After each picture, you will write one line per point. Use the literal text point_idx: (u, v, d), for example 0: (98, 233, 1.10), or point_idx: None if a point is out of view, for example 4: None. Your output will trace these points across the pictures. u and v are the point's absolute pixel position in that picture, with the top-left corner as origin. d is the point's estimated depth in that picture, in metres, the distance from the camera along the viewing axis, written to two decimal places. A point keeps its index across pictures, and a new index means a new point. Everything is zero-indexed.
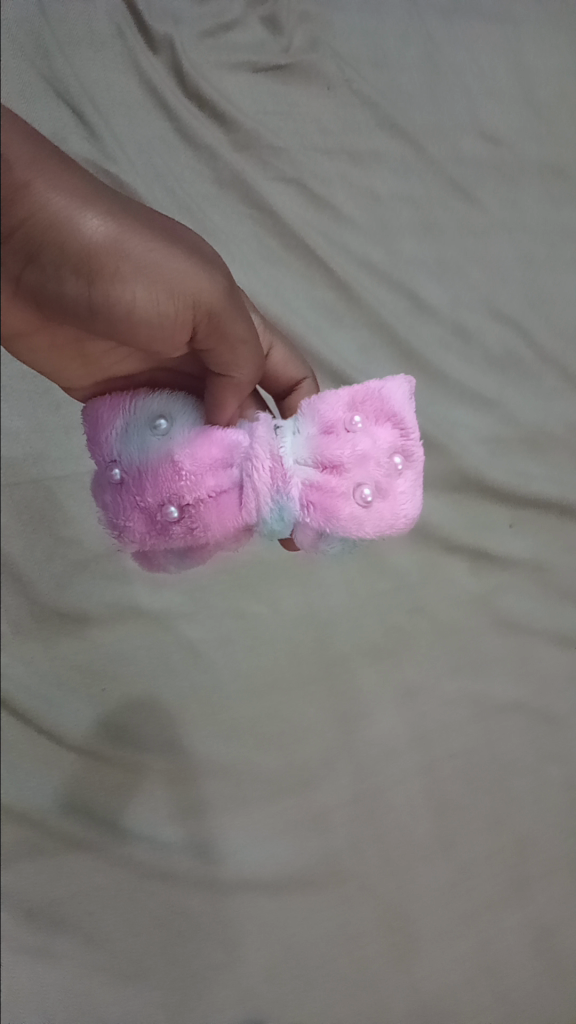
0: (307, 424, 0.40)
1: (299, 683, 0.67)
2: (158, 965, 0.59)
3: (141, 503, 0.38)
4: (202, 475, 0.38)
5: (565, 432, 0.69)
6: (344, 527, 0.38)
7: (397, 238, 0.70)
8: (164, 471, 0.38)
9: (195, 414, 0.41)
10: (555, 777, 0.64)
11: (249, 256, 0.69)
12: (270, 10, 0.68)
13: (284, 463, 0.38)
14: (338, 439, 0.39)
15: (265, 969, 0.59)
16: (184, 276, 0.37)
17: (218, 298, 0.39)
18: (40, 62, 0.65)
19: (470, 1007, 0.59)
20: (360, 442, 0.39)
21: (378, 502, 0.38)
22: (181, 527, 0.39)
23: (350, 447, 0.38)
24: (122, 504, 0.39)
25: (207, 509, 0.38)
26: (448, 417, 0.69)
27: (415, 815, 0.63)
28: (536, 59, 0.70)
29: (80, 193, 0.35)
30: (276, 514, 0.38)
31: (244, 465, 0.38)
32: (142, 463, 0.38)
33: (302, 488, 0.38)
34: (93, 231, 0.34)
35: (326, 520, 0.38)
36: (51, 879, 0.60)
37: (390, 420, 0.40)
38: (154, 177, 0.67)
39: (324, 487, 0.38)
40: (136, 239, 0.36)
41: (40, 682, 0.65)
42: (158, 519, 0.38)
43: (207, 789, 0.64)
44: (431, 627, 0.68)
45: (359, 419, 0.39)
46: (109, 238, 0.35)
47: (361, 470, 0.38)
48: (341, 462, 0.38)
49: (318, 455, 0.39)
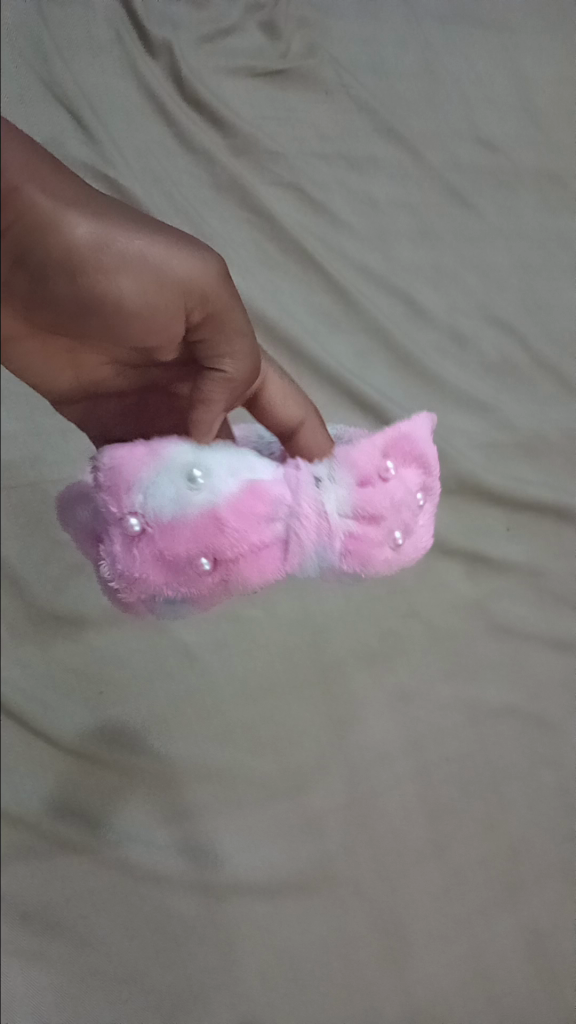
0: (343, 472, 0.39)
1: (294, 686, 0.67)
2: (151, 969, 0.58)
3: (166, 556, 0.35)
4: (246, 530, 0.35)
5: (561, 437, 0.69)
6: (376, 564, 0.39)
7: (394, 244, 0.70)
8: (204, 526, 0.35)
9: (229, 463, 0.37)
10: (550, 781, 0.65)
11: (247, 263, 0.67)
12: (269, 16, 0.69)
13: (328, 516, 0.38)
14: (374, 488, 0.39)
15: (259, 974, 0.58)
16: (170, 266, 0.37)
17: (208, 287, 0.39)
18: (35, 61, 0.62)
19: (463, 1011, 0.59)
20: (395, 490, 0.39)
21: (403, 545, 0.40)
22: (212, 578, 0.36)
23: (387, 497, 0.39)
24: (142, 554, 0.35)
25: (247, 561, 0.36)
26: (445, 422, 0.70)
27: (409, 818, 0.64)
28: (534, 67, 0.70)
29: (59, 192, 0.34)
30: (315, 562, 0.38)
31: (289, 517, 0.37)
32: (174, 515, 0.34)
33: (343, 538, 0.38)
34: (78, 229, 0.33)
35: (363, 566, 0.39)
36: (44, 882, 0.61)
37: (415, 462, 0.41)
38: (152, 179, 0.66)
39: (363, 534, 0.38)
40: (118, 233, 0.35)
41: (36, 684, 0.65)
42: (187, 571, 0.35)
43: (201, 793, 0.64)
44: (426, 629, 0.69)
45: (391, 465, 0.40)
46: (94, 235, 0.34)
47: (394, 515, 0.39)
48: (379, 510, 0.38)
49: (357, 506, 0.38)
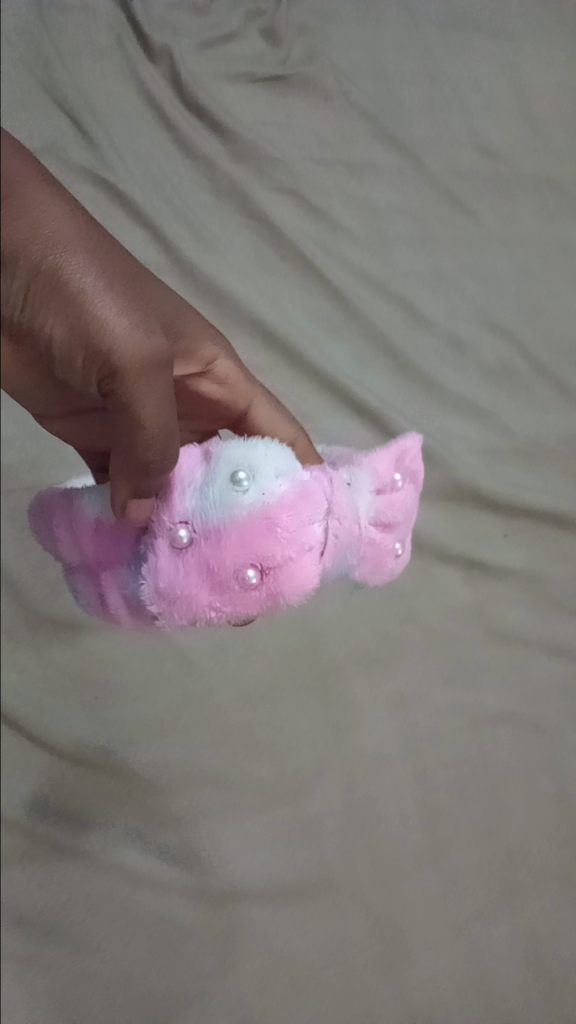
0: (365, 481, 0.41)
1: (292, 691, 0.67)
2: (148, 974, 0.58)
3: (212, 567, 0.35)
4: (292, 533, 0.35)
5: (561, 446, 0.68)
6: (380, 576, 0.43)
7: (393, 250, 0.70)
8: (252, 530, 0.35)
9: (277, 463, 0.37)
10: (547, 788, 0.64)
11: (246, 266, 0.70)
12: (269, 22, 0.69)
13: (362, 523, 0.39)
14: (391, 499, 0.42)
15: (257, 982, 0.58)
16: (126, 325, 0.32)
17: (160, 371, 0.34)
18: (39, 71, 0.64)
19: (458, 1012, 0.59)
20: (404, 502, 0.43)
21: (399, 557, 0.44)
22: (257, 590, 0.36)
23: (399, 509, 0.42)
24: (187, 565, 0.35)
25: (289, 568, 0.35)
26: (443, 428, 0.70)
27: (407, 824, 0.63)
28: (531, 76, 0.70)
29: (49, 198, 0.29)
30: (341, 569, 0.39)
31: (328, 520, 0.37)
32: (221, 521, 0.35)
33: (368, 547, 0.40)
34: (43, 239, 0.28)
35: (371, 572, 0.41)
36: (41, 884, 0.62)
37: (410, 475, 0.45)
38: (152, 185, 0.68)
39: (380, 544, 0.41)
40: (84, 262, 0.30)
41: (35, 690, 0.67)
42: (233, 583, 0.35)
43: (198, 797, 0.64)
44: (423, 636, 0.69)
45: (400, 477, 0.43)
46: (53, 250, 0.28)
47: (401, 527, 0.43)
48: (392, 521, 0.41)
49: (379, 515, 0.41)
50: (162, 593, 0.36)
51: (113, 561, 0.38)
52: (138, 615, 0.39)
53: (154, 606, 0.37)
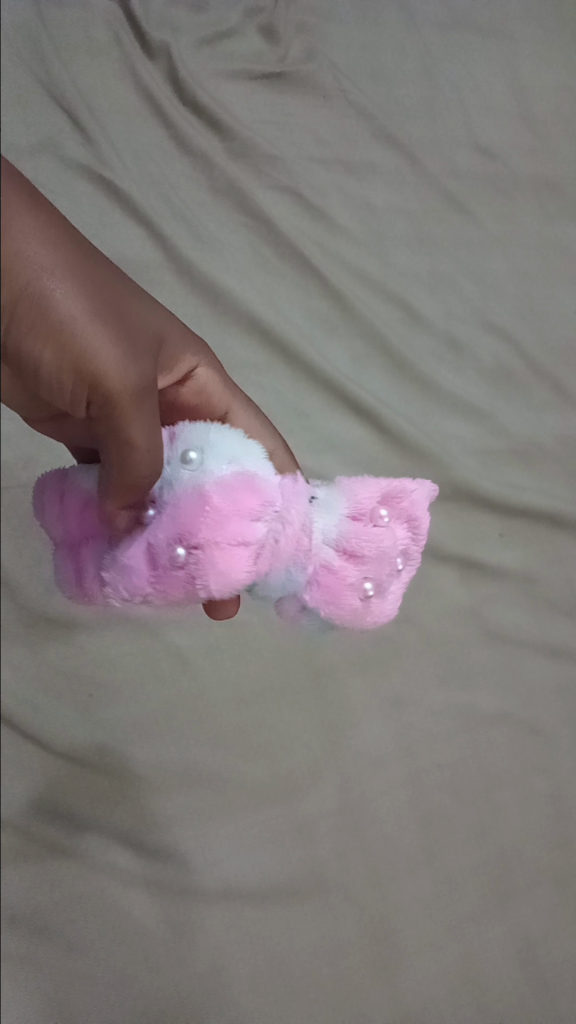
0: (340, 500, 0.40)
1: (286, 695, 0.67)
2: (139, 973, 0.59)
3: (153, 541, 0.37)
4: (220, 520, 0.35)
5: (557, 445, 0.69)
6: (341, 616, 0.40)
7: (391, 250, 0.70)
8: (185, 507, 0.36)
9: (233, 452, 0.39)
10: (541, 790, 0.64)
11: (245, 265, 0.70)
12: (268, 20, 0.69)
13: (312, 539, 0.39)
14: (364, 529, 0.39)
15: (248, 979, 0.59)
16: (89, 343, 0.37)
17: (131, 382, 0.39)
18: (37, 69, 0.66)
19: (450, 1012, 0.59)
20: (382, 538, 0.39)
21: (371, 602, 0.40)
22: (185, 571, 0.36)
23: (372, 542, 0.39)
24: (139, 538, 0.37)
25: (213, 555, 0.35)
26: (440, 429, 0.70)
27: (401, 825, 0.63)
28: (531, 76, 0.70)
29: (35, 230, 0.35)
30: (282, 582, 0.39)
31: (272, 522, 0.37)
32: (169, 497, 0.37)
33: (319, 568, 0.39)
34: (24, 273, 0.34)
35: (327, 605, 0.39)
36: (35, 881, 0.61)
37: (406, 519, 0.41)
38: (149, 183, 0.68)
39: (337, 573, 0.39)
40: (67, 295, 0.36)
41: (27, 688, 0.65)
42: (166, 559, 0.36)
43: (192, 798, 0.63)
44: (420, 637, 0.68)
45: (385, 511, 0.40)
46: (29, 278, 0.34)
47: (373, 565, 0.39)
48: (360, 553, 0.39)
49: (342, 541, 0.39)
50: (113, 562, 0.37)
51: (98, 537, 0.39)
52: (92, 590, 0.39)
53: (104, 577, 0.37)
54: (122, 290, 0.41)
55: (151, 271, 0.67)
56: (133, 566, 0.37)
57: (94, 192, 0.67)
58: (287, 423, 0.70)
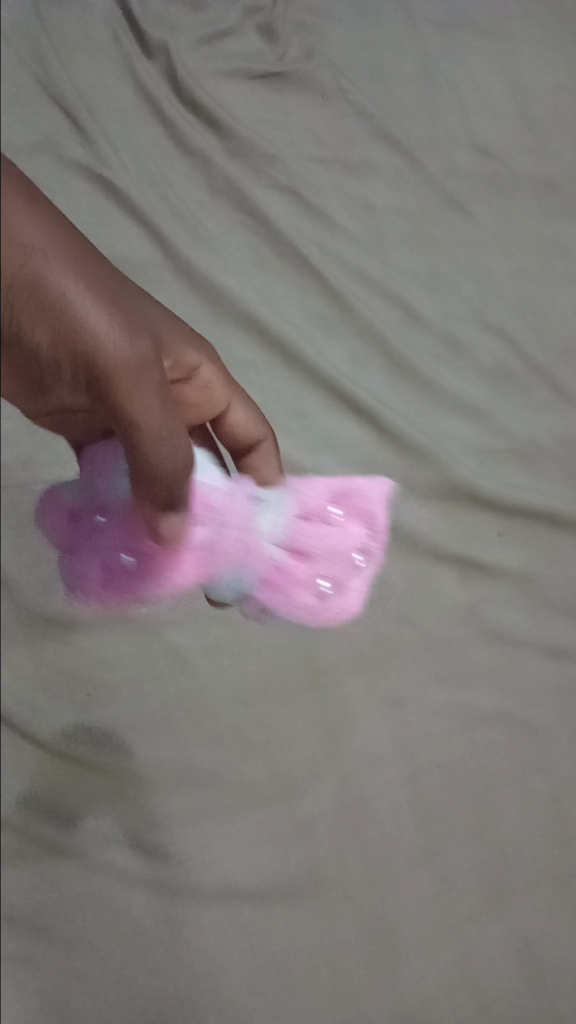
0: (286, 508, 0.56)
1: (284, 695, 0.66)
2: (138, 973, 0.59)
3: None
4: None
5: (555, 444, 0.69)
6: (293, 599, 0.54)
7: (390, 250, 0.70)
8: None
9: None
10: (539, 789, 0.64)
11: (244, 265, 0.70)
12: (267, 19, 0.70)
13: (262, 541, 0.52)
14: (305, 530, 0.54)
15: (247, 978, 0.59)
16: (95, 333, 0.41)
17: (127, 364, 0.44)
18: (36, 67, 0.66)
19: (448, 1011, 0.59)
20: (323, 536, 0.55)
21: (317, 586, 0.54)
22: None
23: (313, 539, 0.54)
24: None
25: None
26: (439, 428, 0.70)
27: (400, 826, 0.63)
28: (530, 75, 0.70)
29: (26, 221, 0.38)
30: (236, 577, 0.53)
31: None
32: None
33: (270, 563, 0.52)
34: (20, 259, 0.36)
35: (279, 591, 0.54)
36: (34, 880, 0.62)
37: (350, 522, 0.57)
38: (147, 182, 0.68)
39: (284, 565, 0.53)
40: (68, 288, 0.39)
41: (26, 687, 0.66)
42: None
43: (191, 798, 0.63)
44: (420, 637, 0.68)
45: (325, 517, 0.56)
46: (32, 272, 0.37)
47: (317, 557, 0.54)
48: (304, 548, 0.53)
49: (287, 540, 0.53)
50: None
51: None
52: None
53: None
54: (117, 291, 0.47)
55: (150, 270, 0.66)
56: None
57: (92, 191, 0.66)
58: (286, 422, 0.69)
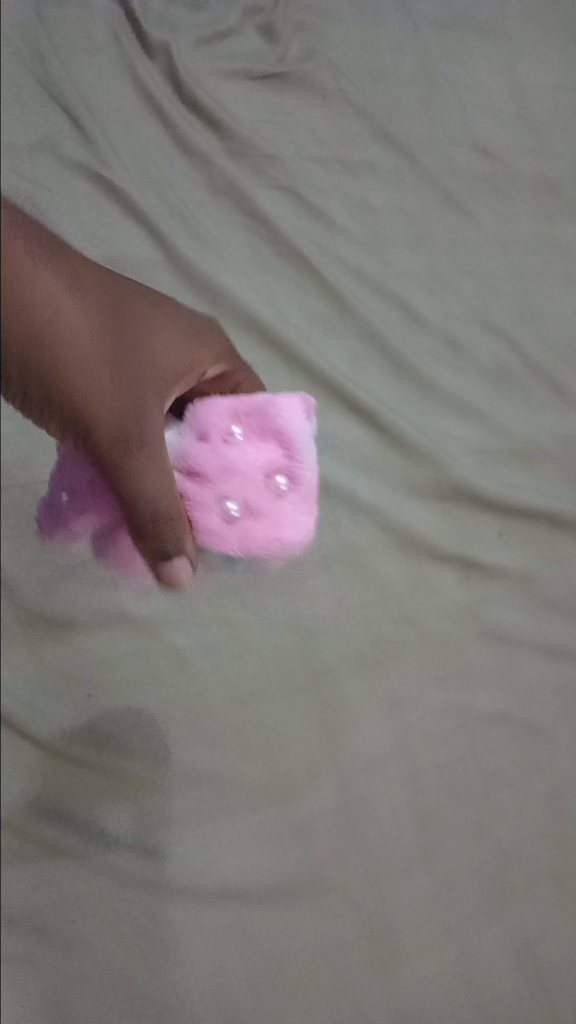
0: (186, 429, 0.52)
1: (283, 695, 0.66)
2: (138, 973, 0.59)
3: None
4: None
5: (555, 444, 0.69)
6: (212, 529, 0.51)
7: (390, 250, 0.70)
8: None
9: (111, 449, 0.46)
10: (540, 789, 0.64)
11: (242, 265, 0.69)
12: (267, 19, 0.70)
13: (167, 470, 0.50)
14: (208, 448, 0.51)
15: (246, 979, 0.59)
16: (95, 396, 0.48)
17: (123, 429, 0.48)
18: (36, 67, 0.66)
19: (448, 1012, 0.59)
20: (229, 455, 0.52)
21: (241, 514, 0.52)
22: None
23: (216, 460, 0.51)
24: None
25: None
26: (439, 429, 0.69)
27: (399, 826, 0.63)
28: (529, 76, 0.71)
29: (54, 296, 0.47)
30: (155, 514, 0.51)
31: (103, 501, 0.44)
32: None
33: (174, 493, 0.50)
34: (35, 324, 0.45)
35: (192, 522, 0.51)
36: (34, 880, 0.62)
37: (274, 435, 0.54)
38: (147, 181, 0.68)
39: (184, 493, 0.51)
40: (74, 351, 0.47)
41: (25, 688, 0.66)
42: None
43: (190, 799, 0.63)
44: (419, 637, 0.68)
45: (236, 431, 0.53)
46: (41, 333, 0.45)
47: (227, 479, 0.51)
48: (204, 470, 0.51)
49: (181, 462, 0.51)
50: None
51: None
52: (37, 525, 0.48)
53: None
54: (138, 352, 0.52)
55: (149, 269, 0.66)
56: None
57: (92, 191, 0.66)
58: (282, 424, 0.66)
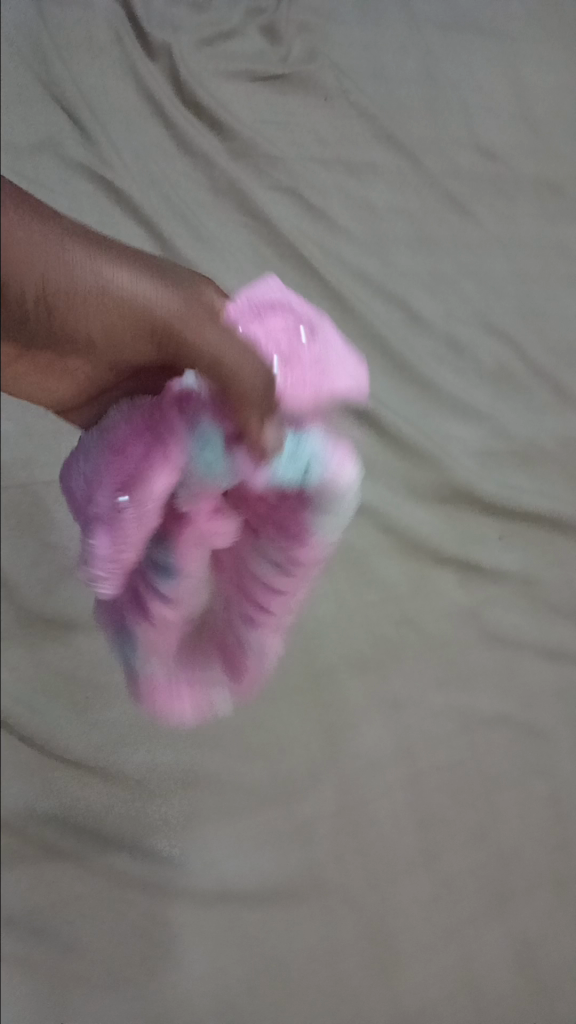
0: None
1: (284, 695, 0.66)
2: (136, 975, 0.59)
3: (106, 504, 0.38)
4: (133, 458, 0.38)
5: (556, 445, 0.69)
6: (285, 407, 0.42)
7: (392, 251, 0.69)
8: (111, 457, 0.38)
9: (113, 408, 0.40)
10: (542, 791, 0.64)
11: (244, 266, 0.68)
12: (269, 20, 0.70)
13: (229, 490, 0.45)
14: None
15: (246, 983, 0.59)
16: (137, 300, 0.36)
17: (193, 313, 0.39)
18: (38, 68, 0.66)
19: (448, 1013, 0.59)
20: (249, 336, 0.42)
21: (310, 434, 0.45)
22: (136, 510, 0.38)
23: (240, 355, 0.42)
24: (110, 518, 0.38)
25: (146, 490, 0.38)
26: (441, 429, 0.69)
27: (399, 828, 0.63)
28: (533, 76, 0.71)
29: None
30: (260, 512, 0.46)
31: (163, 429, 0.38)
32: (101, 461, 0.38)
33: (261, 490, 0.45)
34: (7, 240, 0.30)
35: None
36: (33, 882, 0.60)
37: (278, 305, 0.46)
38: (149, 181, 0.68)
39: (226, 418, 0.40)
40: (77, 254, 0.33)
41: (24, 688, 0.64)
42: (116, 515, 0.38)
43: (186, 800, 0.63)
44: (419, 637, 0.68)
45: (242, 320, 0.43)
46: (24, 250, 0.30)
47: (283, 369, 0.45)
48: None
49: None
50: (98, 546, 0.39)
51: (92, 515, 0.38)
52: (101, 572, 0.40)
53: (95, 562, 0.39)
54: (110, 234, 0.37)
55: None
56: (111, 540, 0.39)
57: (94, 192, 0.66)
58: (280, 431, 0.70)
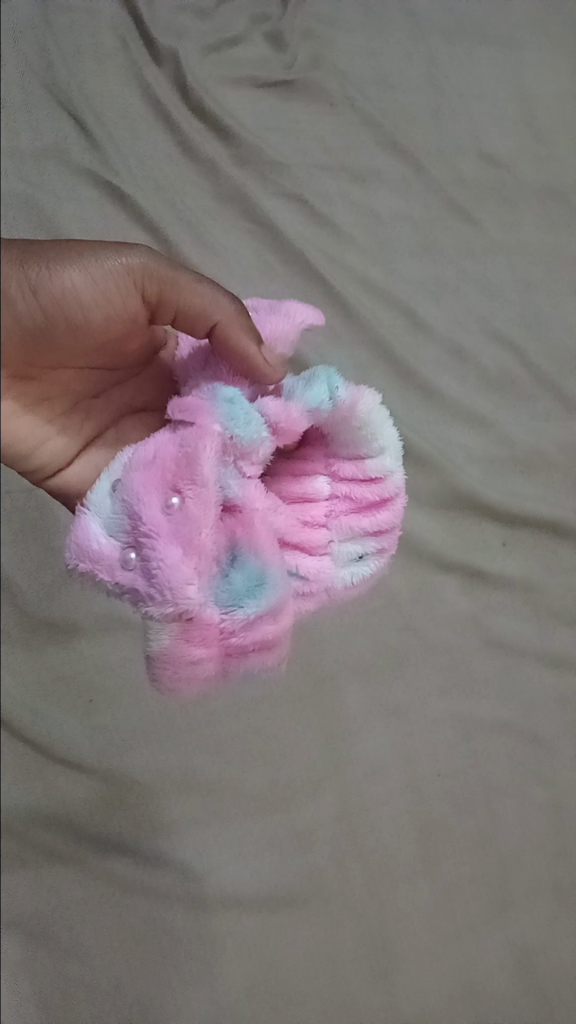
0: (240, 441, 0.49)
1: (287, 703, 0.65)
2: (136, 980, 0.59)
3: (164, 509, 0.40)
4: (169, 458, 0.41)
5: (560, 451, 0.69)
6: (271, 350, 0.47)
7: (396, 258, 0.70)
8: (152, 471, 0.41)
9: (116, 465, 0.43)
10: (542, 799, 0.64)
11: (248, 272, 0.68)
12: (275, 26, 0.70)
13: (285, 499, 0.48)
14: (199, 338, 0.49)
15: (245, 988, 0.59)
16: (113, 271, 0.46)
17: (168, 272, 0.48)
18: (44, 73, 0.67)
19: (444, 1016, 0.59)
20: None
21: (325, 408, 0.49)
22: (195, 495, 0.41)
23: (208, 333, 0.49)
24: (177, 520, 0.40)
25: (195, 473, 0.41)
26: (443, 434, 0.69)
27: (400, 833, 0.63)
28: (536, 85, 0.71)
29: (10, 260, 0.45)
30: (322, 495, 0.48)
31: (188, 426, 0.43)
32: (138, 483, 0.40)
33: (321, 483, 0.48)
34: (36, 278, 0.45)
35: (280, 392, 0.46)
36: (32, 885, 0.61)
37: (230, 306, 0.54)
38: (153, 186, 0.68)
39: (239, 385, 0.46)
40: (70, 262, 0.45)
41: (27, 694, 0.64)
42: (180, 512, 0.40)
43: (176, 808, 0.63)
44: (421, 642, 0.68)
45: None
46: (42, 277, 0.45)
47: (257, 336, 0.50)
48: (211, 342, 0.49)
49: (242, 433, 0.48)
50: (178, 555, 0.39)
51: (159, 532, 0.39)
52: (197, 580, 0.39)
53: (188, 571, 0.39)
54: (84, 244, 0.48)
55: None
56: (187, 540, 0.40)
57: (101, 196, 0.67)
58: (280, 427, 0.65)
